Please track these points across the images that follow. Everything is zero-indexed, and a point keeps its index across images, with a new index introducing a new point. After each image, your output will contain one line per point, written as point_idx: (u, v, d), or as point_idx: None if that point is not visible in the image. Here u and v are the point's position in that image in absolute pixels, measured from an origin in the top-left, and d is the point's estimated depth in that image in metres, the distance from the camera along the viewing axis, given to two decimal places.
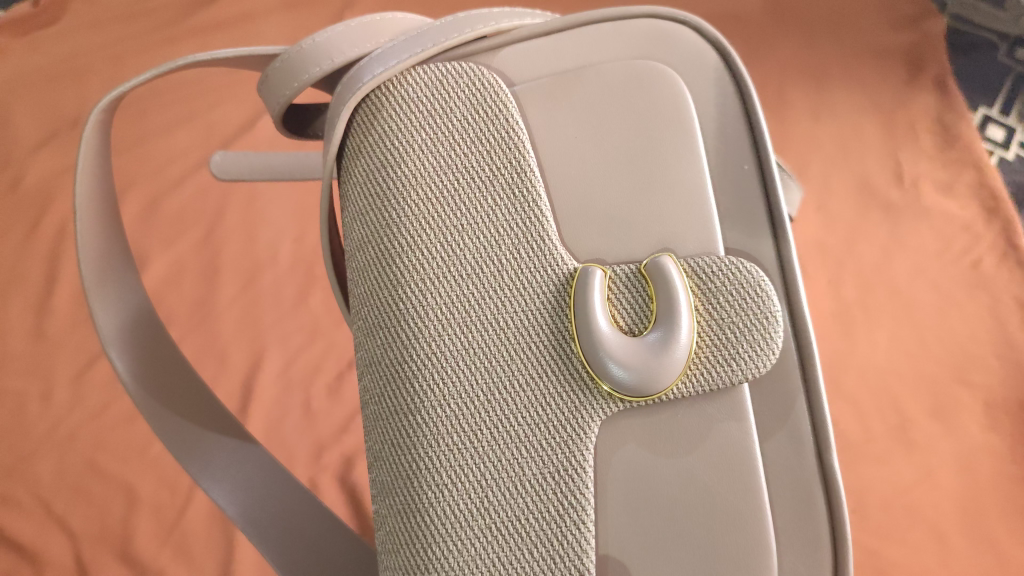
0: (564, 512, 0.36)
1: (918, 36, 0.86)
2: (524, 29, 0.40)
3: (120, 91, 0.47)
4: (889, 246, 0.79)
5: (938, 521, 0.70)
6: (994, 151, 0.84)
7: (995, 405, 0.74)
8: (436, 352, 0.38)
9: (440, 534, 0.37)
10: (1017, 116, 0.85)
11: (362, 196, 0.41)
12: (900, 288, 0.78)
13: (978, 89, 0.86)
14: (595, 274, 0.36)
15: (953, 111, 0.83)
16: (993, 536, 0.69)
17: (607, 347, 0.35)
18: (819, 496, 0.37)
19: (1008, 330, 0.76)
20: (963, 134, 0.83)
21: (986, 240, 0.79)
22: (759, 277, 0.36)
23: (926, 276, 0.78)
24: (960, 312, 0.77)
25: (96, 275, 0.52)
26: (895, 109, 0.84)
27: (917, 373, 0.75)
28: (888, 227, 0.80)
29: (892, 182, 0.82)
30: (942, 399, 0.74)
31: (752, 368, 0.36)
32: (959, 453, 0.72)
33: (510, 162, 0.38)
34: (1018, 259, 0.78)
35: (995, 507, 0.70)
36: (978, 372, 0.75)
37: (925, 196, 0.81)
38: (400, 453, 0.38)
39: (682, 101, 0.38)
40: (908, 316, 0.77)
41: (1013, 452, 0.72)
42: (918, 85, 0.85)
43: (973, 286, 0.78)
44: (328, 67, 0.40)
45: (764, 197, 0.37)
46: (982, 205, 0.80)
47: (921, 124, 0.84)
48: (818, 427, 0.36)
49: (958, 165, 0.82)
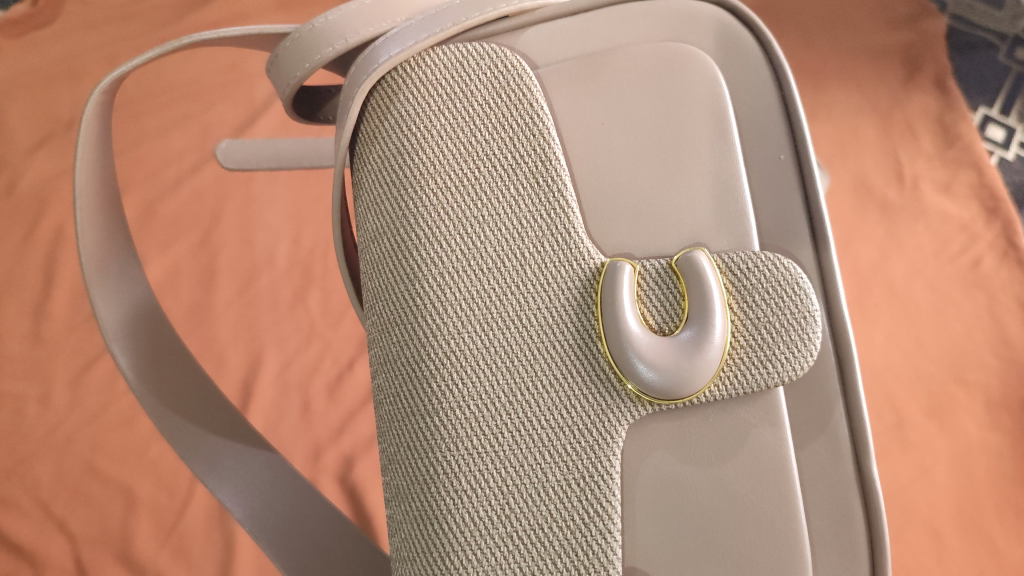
0: (590, 521, 0.34)
1: (916, 34, 0.84)
2: (549, 8, 0.37)
3: (121, 71, 0.44)
4: (887, 245, 0.78)
5: (933, 520, 0.69)
6: (994, 151, 0.83)
7: (993, 404, 0.72)
8: (456, 350, 0.36)
9: (459, 543, 0.35)
10: (1016, 116, 0.83)
11: (377, 185, 0.38)
12: (898, 287, 0.76)
13: (975, 88, 0.84)
14: (625, 269, 0.34)
15: (953, 110, 0.82)
16: (992, 536, 0.68)
17: (636, 346, 0.33)
18: (857, 504, 0.35)
19: (1006, 329, 0.75)
20: (962, 134, 0.81)
21: (985, 239, 0.78)
22: (797, 274, 0.34)
23: (924, 276, 0.77)
24: (959, 311, 0.75)
25: (96, 267, 0.50)
26: (893, 109, 0.82)
27: (915, 374, 0.73)
28: (886, 226, 0.78)
29: (892, 181, 0.80)
30: (940, 399, 0.72)
31: (789, 370, 0.34)
32: (956, 453, 0.71)
33: (534, 149, 0.36)
34: (1019, 259, 0.77)
35: (993, 507, 0.68)
36: (975, 371, 0.73)
37: (925, 197, 0.79)
38: (416, 457, 0.36)
39: (717, 86, 0.36)
40: (907, 316, 0.75)
41: (1014, 452, 0.70)
42: (915, 85, 0.83)
43: (970, 286, 0.76)
44: (341, 47, 0.38)
45: (801, 188, 0.35)
46: (982, 204, 0.79)
47: (920, 123, 0.82)
48: (857, 433, 0.34)
49: (956, 165, 0.80)
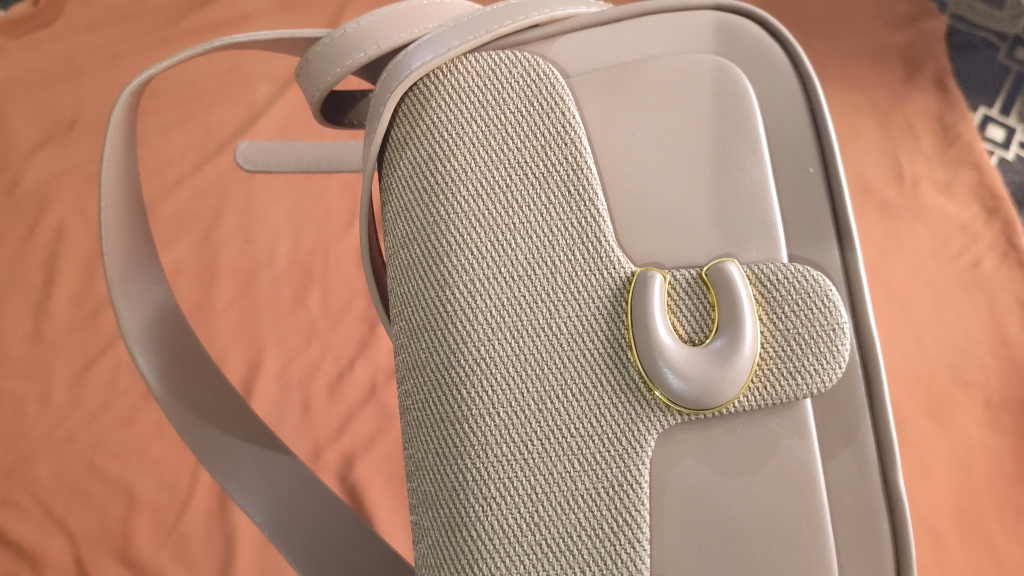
0: (618, 531, 0.35)
1: (915, 35, 0.85)
2: (580, 17, 0.38)
3: (151, 72, 0.44)
4: (886, 246, 0.78)
5: (933, 520, 0.69)
6: (994, 151, 0.83)
7: (993, 405, 0.73)
8: (486, 358, 0.36)
9: (488, 550, 0.35)
10: (1016, 117, 0.83)
11: (408, 191, 0.39)
12: (897, 287, 0.77)
13: (975, 88, 0.84)
14: (655, 278, 0.34)
15: (953, 111, 0.82)
16: (990, 536, 0.68)
17: (665, 355, 0.33)
18: (883, 517, 0.35)
19: (1006, 329, 0.75)
20: (962, 134, 0.81)
21: (986, 239, 0.78)
22: (827, 287, 0.34)
23: (922, 276, 0.77)
24: (958, 311, 0.76)
25: (120, 268, 0.50)
26: (892, 109, 0.82)
27: (914, 373, 0.74)
28: (884, 226, 0.79)
29: (891, 182, 0.80)
30: (939, 399, 0.73)
31: (817, 383, 0.34)
32: (955, 453, 0.71)
33: (566, 157, 0.36)
34: (1019, 259, 0.77)
35: (991, 508, 0.69)
36: (975, 371, 0.74)
37: (925, 197, 0.79)
38: (445, 464, 0.37)
39: (747, 99, 0.36)
40: (905, 315, 0.76)
41: (1013, 452, 0.71)
42: (915, 85, 0.83)
43: (969, 285, 0.77)
44: (373, 53, 0.38)
45: (829, 202, 0.35)
46: (982, 205, 0.79)
47: (920, 123, 0.82)
48: (883, 445, 0.35)
49: (955, 164, 0.81)
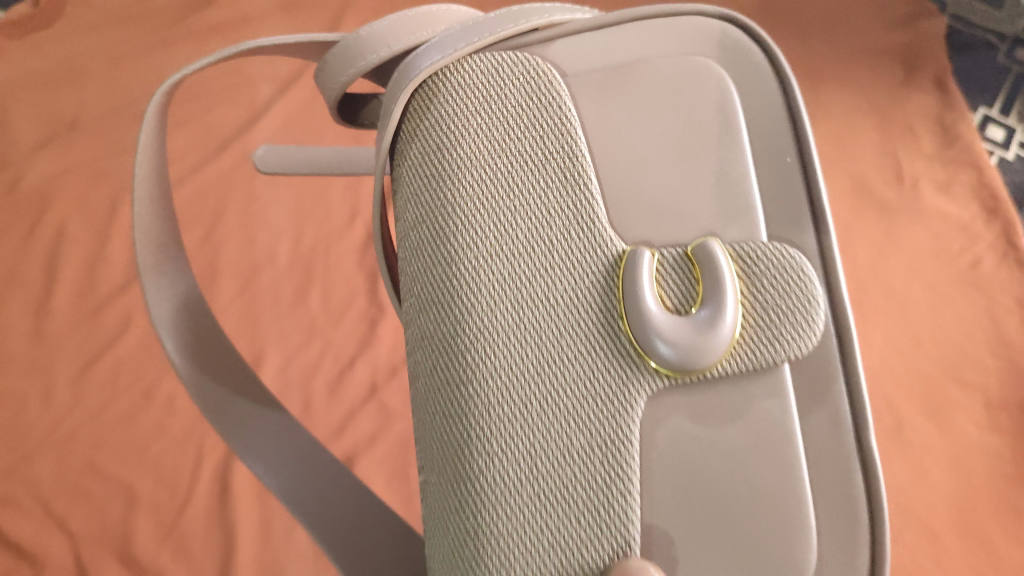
0: (613, 490, 0.37)
1: (915, 35, 0.87)
2: (577, 22, 0.40)
3: (183, 75, 0.47)
4: (884, 246, 0.80)
5: (930, 519, 0.70)
6: (994, 151, 0.85)
7: (992, 405, 0.74)
8: (488, 328, 0.38)
9: (490, 508, 0.37)
10: (1016, 116, 0.85)
11: (416, 177, 0.41)
12: (896, 288, 0.79)
13: (974, 87, 0.86)
14: (644, 255, 0.37)
15: (953, 112, 0.84)
16: (987, 534, 0.69)
17: (654, 325, 0.36)
18: (859, 480, 0.37)
19: (1005, 329, 0.77)
20: (962, 134, 0.83)
21: (985, 240, 0.80)
22: (801, 263, 0.37)
23: (921, 277, 0.79)
24: (956, 310, 0.78)
25: (152, 259, 0.53)
26: (892, 108, 0.85)
27: (910, 371, 0.75)
28: (884, 227, 0.81)
29: (892, 182, 0.82)
30: (938, 399, 0.74)
31: (793, 349, 0.36)
32: (953, 453, 0.72)
33: (563, 143, 0.39)
34: (1018, 259, 0.79)
35: (988, 505, 0.70)
36: (973, 371, 0.75)
37: (925, 196, 0.82)
38: (450, 429, 0.39)
39: (729, 92, 0.39)
40: (899, 314, 0.78)
41: (1011, 452, 0.72)
42: (916, 84, 0.85)
43: (967, 285, 0.79)
44: (386, 54, 0.41)
45: (805, 185, 0.38)
46: (982, 205, 0.81)
47: (921, 124, 0.84)
48: (857, 410, 0.37)
49: (956, 165, 0.83)
